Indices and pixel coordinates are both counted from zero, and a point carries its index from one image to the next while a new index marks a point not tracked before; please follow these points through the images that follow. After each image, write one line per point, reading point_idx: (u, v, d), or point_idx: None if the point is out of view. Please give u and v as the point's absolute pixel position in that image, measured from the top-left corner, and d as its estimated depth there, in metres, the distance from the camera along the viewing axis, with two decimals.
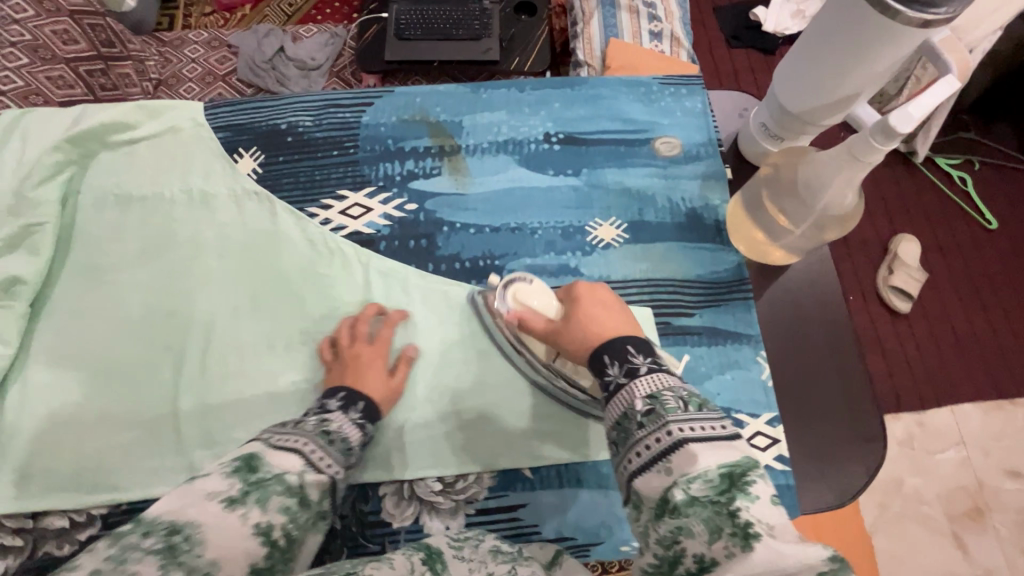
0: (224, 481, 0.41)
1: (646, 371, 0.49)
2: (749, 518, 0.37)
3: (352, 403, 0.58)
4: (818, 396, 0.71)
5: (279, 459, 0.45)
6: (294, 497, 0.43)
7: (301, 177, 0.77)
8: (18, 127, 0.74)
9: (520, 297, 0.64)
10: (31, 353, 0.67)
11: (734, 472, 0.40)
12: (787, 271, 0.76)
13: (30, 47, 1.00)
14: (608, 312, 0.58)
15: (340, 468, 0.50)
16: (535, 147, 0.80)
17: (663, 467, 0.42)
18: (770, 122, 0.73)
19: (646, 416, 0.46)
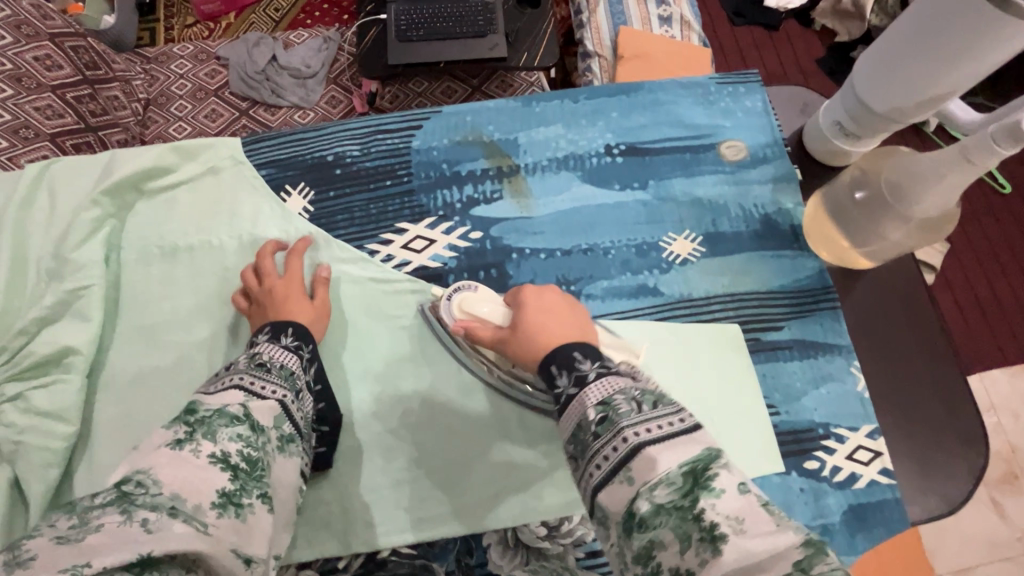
0: (167, 430, 0.38)
1: (596, 377, 0.43)
2: (714, 517, 0.33)
3: (281, 331, 0.56)
4: (916, 399, 0.69)
5: (217, 398, 0.43)
6: (243, 425, 0.41)
7: (356, 212, 0.72)
8: (46, 184, 0.69)
9: (467, 305, 0.62)
10: (93, 430, 0.62)
11: (698, 468, 0.36)
12: (866, 275, 0.74)
13: (12, 77, 0.90)
14: (555, 311, 0.53)
15: (286, 391, 0.48)
16: (596, 161, 0.76)
17: (624, 478, 0.37)
18: (847, 121, 0.70)
19: (600, 425, 0.40)
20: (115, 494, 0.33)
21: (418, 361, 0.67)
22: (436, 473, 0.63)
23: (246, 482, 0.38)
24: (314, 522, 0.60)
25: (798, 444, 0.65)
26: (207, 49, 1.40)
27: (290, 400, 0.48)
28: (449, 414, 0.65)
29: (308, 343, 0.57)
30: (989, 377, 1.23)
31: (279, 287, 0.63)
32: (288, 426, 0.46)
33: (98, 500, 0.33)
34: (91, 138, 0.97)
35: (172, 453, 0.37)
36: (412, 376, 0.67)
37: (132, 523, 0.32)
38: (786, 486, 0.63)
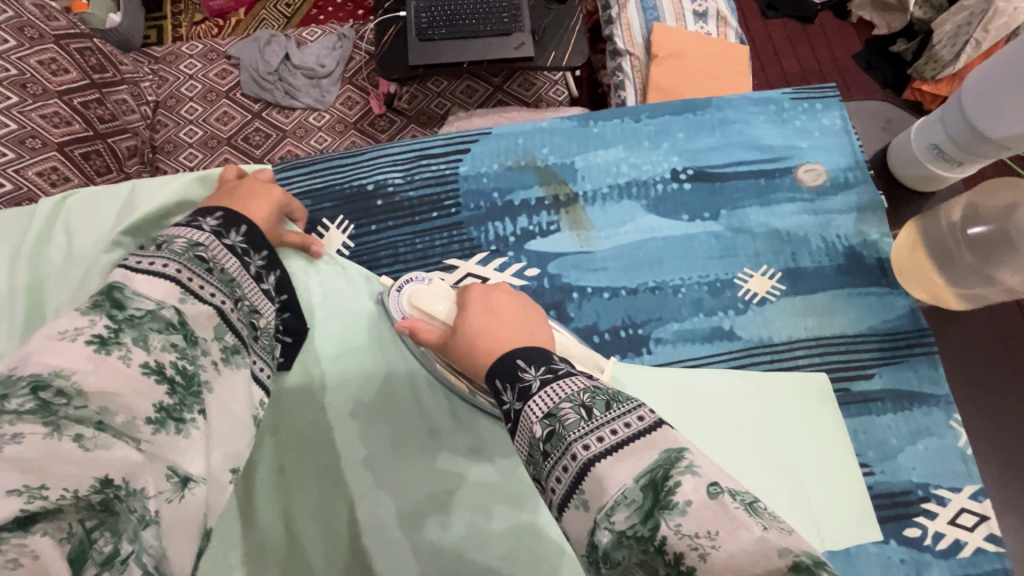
0: (82, 318, 0.32)
1: (540, 388, 0.37)
2: (677, 546, 0.27)
3: (232, 224, 0.46)
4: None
5: (148, 288, 0.35)
6: (179, 335, 0.35)
7: (401, 247, 0.66)
8: (63, 218, 0.63)
9: (418, 303, 0.56)
10: None
11: (656, 478, 0.29)
12: (960, 314, 0.67)
13: (16, 83, 0.82)
14: (500, 313, 0.46)
15: (229, 299, 0.41)
16: (662, 187, 0.69)
17: (579, 502, 0.31)
18: (950, 145, 0.62)
19: (547, 443, 0.34)
20: (35, 402, 0.27)
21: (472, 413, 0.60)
22: (499, 543, 0.56)
23: (185, 397, 0.33)
24: None
25: (896, 509, 0.59)
26: (216, 48, 1.32)
27: (229, 309, 0.40)
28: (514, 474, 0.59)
29: (260, 251, 0.47)
30: None
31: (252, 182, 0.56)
32: (231, 337, 0.40)
33: (11, 405, 0.27)
34: (99, 146, 0.90)
35: (96, 358, 0.30)
36: (470, 431, 0.60)
37: (62, 439, 0.27)
38: (884, 556, 0.57)
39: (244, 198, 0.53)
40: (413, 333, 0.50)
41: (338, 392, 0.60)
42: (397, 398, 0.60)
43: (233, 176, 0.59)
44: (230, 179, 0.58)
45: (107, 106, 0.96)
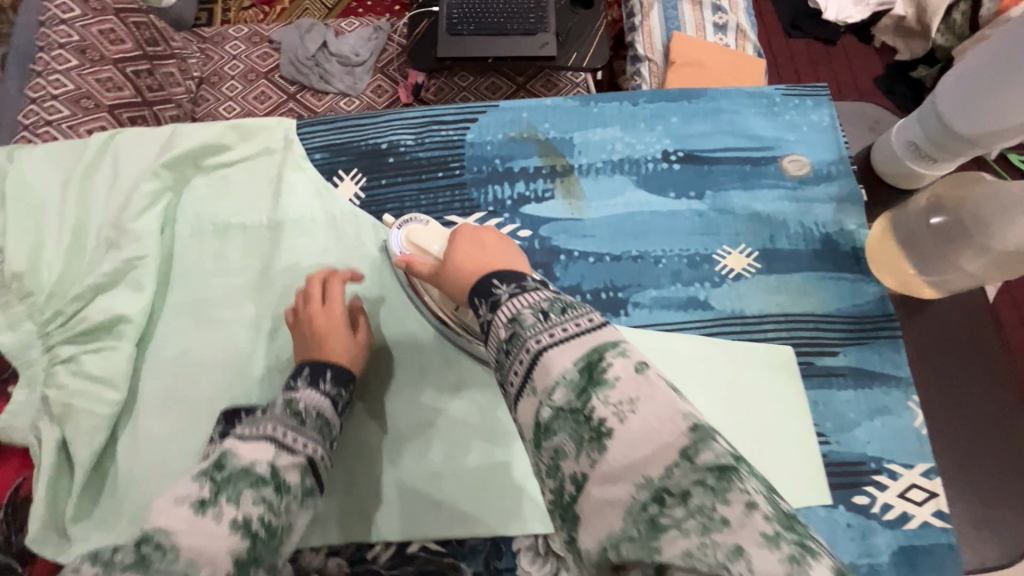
0: (192, 484, 0.39)
1: (508, 298, 0.42)
2: (602, 412, 0.34)
3: (320, 374, 0.55)
4: (982, 453, 0.65)
5: (248, 449, 0.43)
6: (268, 486, 0.42)
7: (407, 202, 0.72)
8: (108, 152, 0.70)
9: (417, 242, 0.61)
10: (140, 398, 0.63)
11: (592, 362, 0.36)
12: (932, 305, 0.70)
13: (79, 49, 0.98)
14: (486, 247, 0.51)
15: (319, 447, 0.49)
16: (653, 166, 0.74)
17: (529, 389, 0.37)
18: (924, 140, 0.66)
19: (508, 342, 0.39)
20: (134, 555, 0.34)
21: (458, 352, 0.66)
22: (471, 472, 0.62)
23: (263, 552, 0.39)
24: (347, 502, 0.60)
25: (849, 478, 0.62)
26: (261, 32, 1.42)
27: (319, 457, 0.48)
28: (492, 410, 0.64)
29: (346, 389, 0.57)
30: None
31: (320, 310, 0.61)
32: (310, 479, 0.46)
33: (119, 561, 0.34)
34: (145, 112, 1.01)
35: (193, 518, 0.37)
36: (456, 369, 0.66)
37: None
38: (832, 520, 0.61)
39: (326, 337, 0.59)
40: (410, 267, 0.56)
41: None
42: (390, 338, 0.66)
43: (292, 316, 0.63)
44: (292, 318, 0.62)
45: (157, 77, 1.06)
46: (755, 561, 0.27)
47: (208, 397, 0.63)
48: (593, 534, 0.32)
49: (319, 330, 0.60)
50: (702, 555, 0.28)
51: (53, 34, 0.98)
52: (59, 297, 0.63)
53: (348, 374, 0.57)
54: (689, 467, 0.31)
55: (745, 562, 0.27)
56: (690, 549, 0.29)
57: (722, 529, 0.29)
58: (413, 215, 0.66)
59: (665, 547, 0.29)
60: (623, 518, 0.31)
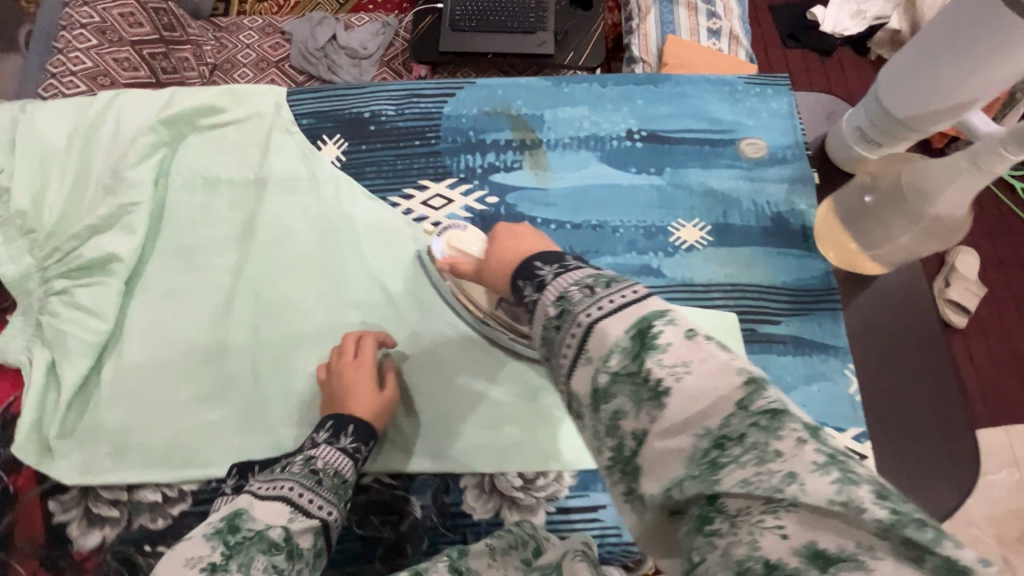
0: (205, 546, 0.44)
1: (554, 277, 0.41)
2: (659, 374, 0.33)
3: (342, 430, 0.59)
4: (913, 404, 0.69)
5: (263, 512, 0.47)
6: (279, 553, 0.46)
7: (384, 166, 0.77)
8: (112, 109, 0.76)
9: (454, 243, 0.65)
10: (124, 331, 0.68)
11: (642, 328, 0.34)
12: (877, 282, 0.74)
13: (98, 29, 1.08)
14: (522, 236, 0.51)
15: (333, 508, 0.52)
16: (617, 144, 0.79)
17: (585, 359, 0.36)
18: (868, 126, 0.70)
19: (557, 319, 0.38)
20: None
21: (422, 305, 0.71)
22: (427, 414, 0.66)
23: None
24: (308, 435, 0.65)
25: None
26: (274, 24, 1.49)
27: (334, 519, 0.52)
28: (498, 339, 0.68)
29: (367, 444, 0.60)
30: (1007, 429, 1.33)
31: (349, 366, 0.64)
32: (322, 540, 0.50)
33: None
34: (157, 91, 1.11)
35: None
36: (420, 321, 0.70)
37: None
38: None
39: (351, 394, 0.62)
40: (454, 269, 0.61)
41: (311, 281, 0.72)
42: (360, 289, 0.72)
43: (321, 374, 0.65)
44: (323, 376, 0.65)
45: (171, 61, 1.17)
46: (809, 484, 0.27)
47: (189, 334, 0.68)
48: (657, 480, 0.32)
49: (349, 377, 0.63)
50: (759, 482, 0.28)
51: (76, 14, 1.07)
52: (58, 235, 0.69)
53: (370, 429, 0.61)
54: (745, 414, 0.30)
55: (800, 485, 0.27)
56: (748, 479, 0.29)
57: (776, 459, 0.28)
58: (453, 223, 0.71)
59: (724, 481, 0.29)
60: (687, 463, 0.31)
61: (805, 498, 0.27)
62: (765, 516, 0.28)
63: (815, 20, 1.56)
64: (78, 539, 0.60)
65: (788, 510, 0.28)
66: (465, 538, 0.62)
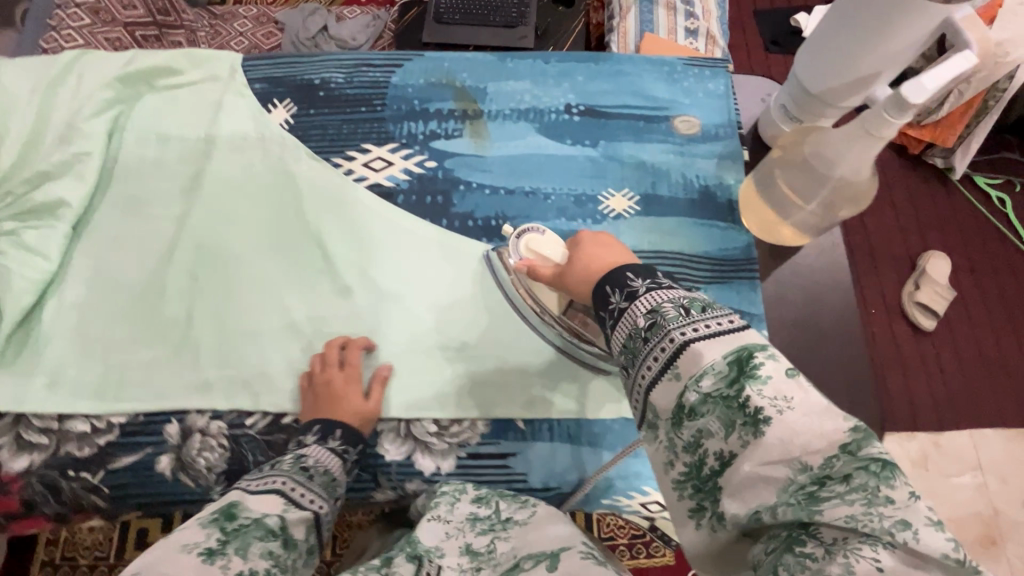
0: (201, 532, 0.43)
1: (647, 292, 0.47)
2: (759, 402, 0.37)
3: (329, 433, 0.60)
4: (823, 361, 0.71)
5: (257, 504, 0.48)
6: (276, 540, 0.46)
7: (329, 129, 0.80)
8: (74, 67, 0.80)
9: (533, 246, 0.64)
10: (69, 272, 0.71)
11: (742, 357, 0.39)
12: (799, 255, 0.76)
13: (93, 10, 1.19)
14: (610, 247, 0.57)
15: (324, 502, 0.53)
16: (555, 117, 0.82)
17: (672, 374, 0.41)
18: (790, 104, 0.73)
19: (649, 330, 0.44)
20: None
21: (357, 259, 0.74)
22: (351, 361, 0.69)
23: None
24: (236, 376, 0.68)
25: None
26: (269, 14, 1.50)
27: (324, 513, 0.52)
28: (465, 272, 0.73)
29: (356, 446, 0.61)
30: (980, 437, 1.31)
31: (333, 378, 0.65)
32: (314, 538, 0.50)
33: None
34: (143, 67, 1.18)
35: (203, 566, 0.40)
36: (353, 273, 0.73)
37: None
38: None
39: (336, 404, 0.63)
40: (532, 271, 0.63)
41: (252, 231, 0.74)
42: (298, 242, 0.74)
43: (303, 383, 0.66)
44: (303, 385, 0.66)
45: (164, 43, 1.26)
46: (922, 535, 0.31)
47: (132, 278, 0.71)
48: (743, 503, 0.36)
49: (327, 391, 0.64)
50: (866, 520, 0.32)
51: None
52: (12, 180, 0.72)
53: (358, 434, 0.62)
54: (850, 459, 0.34)
55: (912, 533, 0.31)
56: (854, 515, 0.32)
57: (888, 504, 0.32)
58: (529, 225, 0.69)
59: (826, 512, 0.33)
60: (779, 493, 0.35)
61: (913, 545, 0.31)
62: (863, 546, 0.32)
63: (798, 27, 1.60)
64: (6, 462, 0.63)
65: (886, 548, 0.32)
66: (375, 477, 0.64)
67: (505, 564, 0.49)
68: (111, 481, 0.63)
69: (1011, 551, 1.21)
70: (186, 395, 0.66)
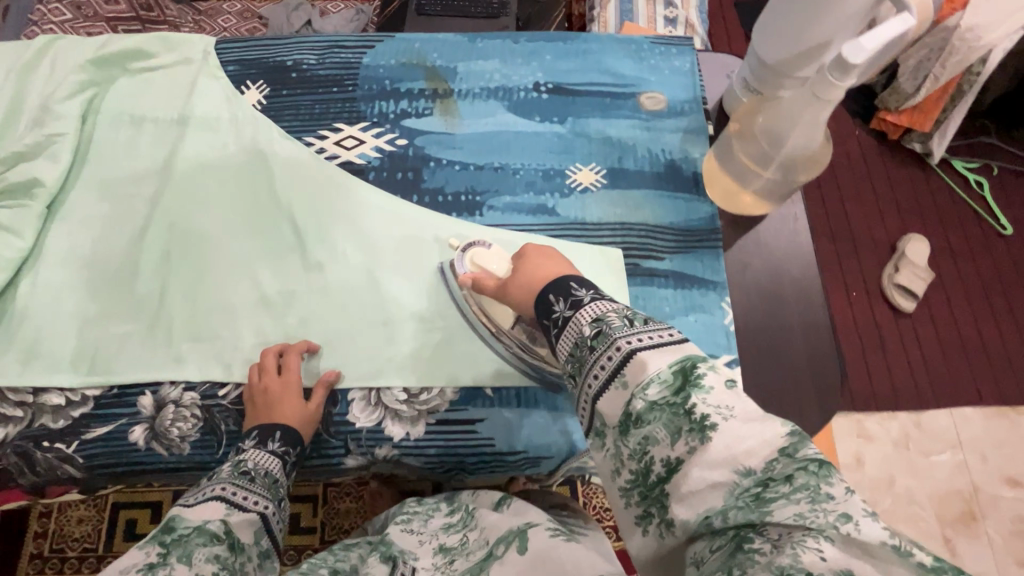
0: (141, 552, 0.45)
1: (590, 301, 0.52)
2: (704, 410, 0.40)
3: (267, 436, 0.60)
4: (785, 324, 0.73)
5: (199, 513, 0.49)
6: (221, 544, 0.48)
7: (301, 110, 0.82)
8: (49, 52, 0.81)
9: (477, 260, 0.67)
10: (44, 250, 0.72)
11: (685, 367, 0.43)
12: (762, 225, 0.78)
13: (76, 6, 1.24)
14: (554, 258, 0.61)
15: (268, 501, 0.55)
16: (524, 94, 0.83)
17: (620, 382, 0.45)
18: (750, 77, 0.74)
19: (595, 339, 0.48)
20: None
21: (328, 235, 0.75)
22: (323, 332, 0.70)
23: None
24: (208, 349, 0.69)
25: None
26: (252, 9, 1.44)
27: (270, 512, 0.55)
28: (425, 259, 0.74)
29: (295, 448, 0.62)
30: (960, 415, 1.31)
31: (275, 386, 0.64)
32: (266, 540, 0.53)
33: None
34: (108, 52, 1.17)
35: None
36: (324, 248, 0.74)
37: None
38: None
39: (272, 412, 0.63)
40: (477, 284, 0.65)
41: (225, 208, 0.75)
42: (270, 220, 0.75)
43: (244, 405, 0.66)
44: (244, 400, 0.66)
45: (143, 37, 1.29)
46: (863, 526, 0.33)
47: (106, 257, 0.72)
48: (691, 508, 0.39)
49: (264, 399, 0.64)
50: (813, 517, 0.34)
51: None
52: None
53: (297, 434, 0.62)
54: (789, 461, 0.37)
55: (854, 525, 0.33)
56: (801, 513, 0.35)
57: (829, 500, 0.34)
58: (476, 240, 0.70)
59: (775, 512, 0.35)
60: (724, 496, 0.38)
61: (856, 535, 0.33)
62: (807, 537, 0.33)
63: None
64: None
65: (829, 540, 0.33)
66: (346, 443, 0.65)
67: (478, 551, 0.53)
68: (84, 452, 0.64)
69: (991, 526, 1.22)
70: (158, 368, 0.68)
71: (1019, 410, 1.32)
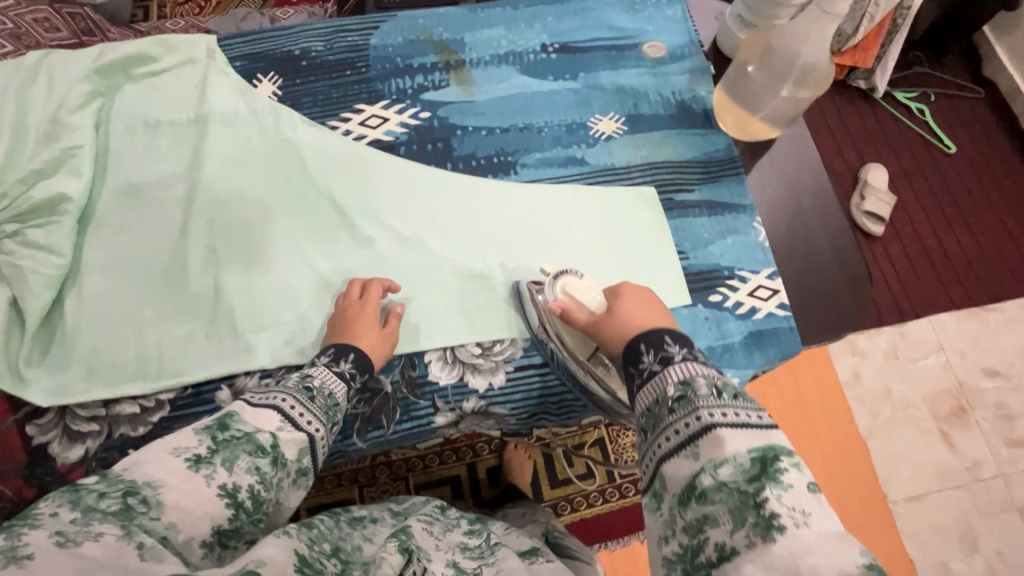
0: (194, 439, 0.44)
1: (681, 359, 0.51)
2: (776, 507, 0.38)
3: (342, 355, 0.62)
4: (810, 232, 0.79)
5: (255, 417, 0.49)
6: (265, 457, 0.46)
7: (319, 95, 0.82)
8: (43, 64, 0.77)
9: (568, 288, 0.66)
10: (83, 265, 0.70)
11: (766, 457, 0.41)
12: (772, 147, 0.84)
13: None
14: (650, 304, 0.62)
15: (322, 426, 0.53)
16: (534, 56, 0.86)
17: (691, 452, 0.43)
18: (747, 13, 0.80)
19: (676, 402, 0.47)
20: (120, 504, 0.38)
21: (370, 211, 0.76)
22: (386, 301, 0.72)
23: (243, 521, 0.43)
24: (274, 336, 0.69)
25: (704, 282, 0.75)
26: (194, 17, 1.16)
27: (320, 436, 0.53)
28: (474, 219, 0.76)
29: (363, 375, 0.62)
30: (937, 320, 1.38)
31: (351, 307, 0.67)
32: (308, 459, 0.51)
33: (104, 505, 0.37)
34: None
35: (188, 474, 0.42)
36: (367, 227, 0.75)
37: (131, 540, 0.36)
38: (693, 315, 0.73)
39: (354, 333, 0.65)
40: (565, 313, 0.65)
41: (267, 197, 0.75)
42: (311, 205, 0.75)
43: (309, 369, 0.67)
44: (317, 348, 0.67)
45: None
46: None
47: (150, 263, 0.71)
48: None
49: (342, 321, 0.66)
50: None
51: None
52: None
53: (367, 363, 0.63)
54: None
55: None
56: None
57: None
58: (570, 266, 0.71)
59: None
60: None
61: None
62: None
63: None
64: (60, 455, 0.63)
65: None
66: (434, 402, 0.67)
67: None
68: None
69: (980, 415, 1.31)
70: (229, 361, 0.67)
71: (986, 308, 1.40)
